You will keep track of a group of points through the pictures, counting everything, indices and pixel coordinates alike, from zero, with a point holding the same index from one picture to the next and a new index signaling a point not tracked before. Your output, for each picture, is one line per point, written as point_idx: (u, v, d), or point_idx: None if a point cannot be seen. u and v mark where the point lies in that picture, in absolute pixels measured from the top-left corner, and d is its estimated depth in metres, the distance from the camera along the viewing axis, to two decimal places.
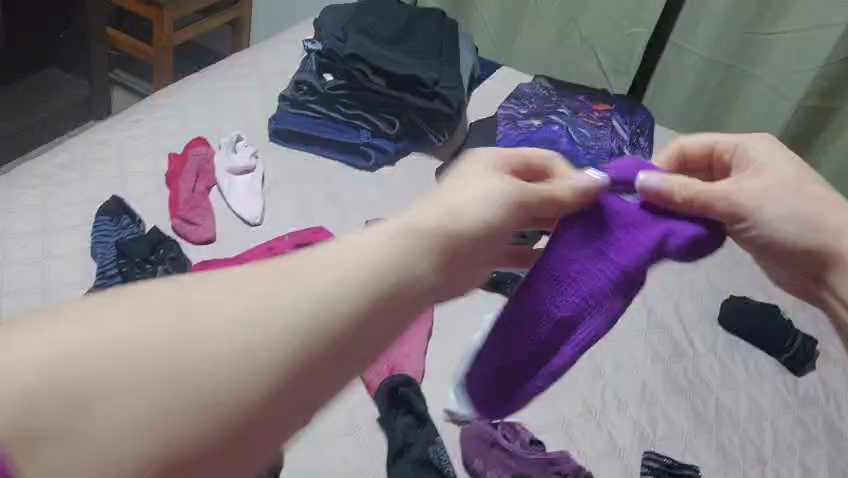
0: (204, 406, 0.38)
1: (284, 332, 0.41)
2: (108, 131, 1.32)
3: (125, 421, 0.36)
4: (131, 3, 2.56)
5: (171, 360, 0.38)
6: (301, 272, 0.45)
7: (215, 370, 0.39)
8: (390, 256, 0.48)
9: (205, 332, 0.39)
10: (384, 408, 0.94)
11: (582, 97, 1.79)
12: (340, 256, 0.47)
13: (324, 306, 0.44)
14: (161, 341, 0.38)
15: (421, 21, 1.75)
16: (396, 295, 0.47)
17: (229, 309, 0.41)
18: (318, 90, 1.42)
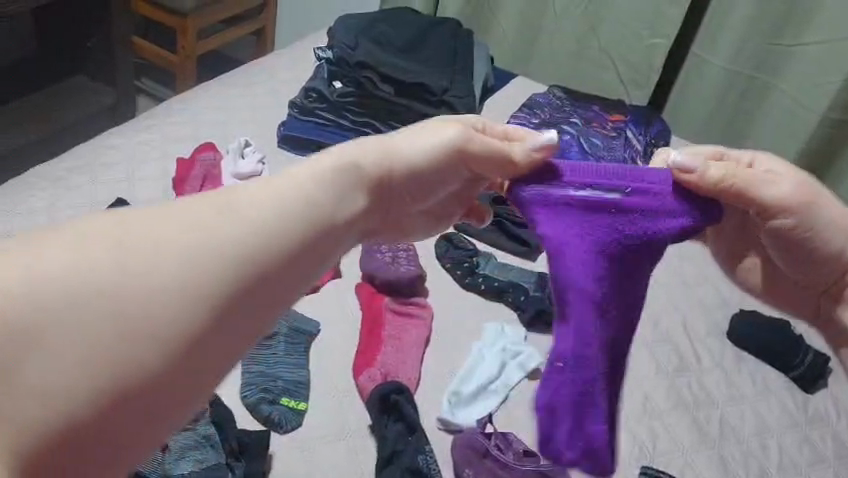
0: (146, 339, 0.39)
1: (219, 269, 0.43)
2: (120, 136, 1.34)
3: (69, 359, 0.37)
4: (156, 12, 2.60)
5: (115, 296, 0.39)
6: (238, 207, 0.47)
7: (157, 305, 0.40)
8: (315, 191, 0.52)
9: (146, 269, 0.41)
10: (375, 412, 0.94)
11: (596, 107, 1.77)
12: (275, 193, 0.50)
13: (253, 240, 0.46)
14: (104, 279, 0.39)
15: (435, 30, 1.75)
16: (324, 223, 0.52)
17: (170, 244, 0.42)
18: (327, 98, 1.42)
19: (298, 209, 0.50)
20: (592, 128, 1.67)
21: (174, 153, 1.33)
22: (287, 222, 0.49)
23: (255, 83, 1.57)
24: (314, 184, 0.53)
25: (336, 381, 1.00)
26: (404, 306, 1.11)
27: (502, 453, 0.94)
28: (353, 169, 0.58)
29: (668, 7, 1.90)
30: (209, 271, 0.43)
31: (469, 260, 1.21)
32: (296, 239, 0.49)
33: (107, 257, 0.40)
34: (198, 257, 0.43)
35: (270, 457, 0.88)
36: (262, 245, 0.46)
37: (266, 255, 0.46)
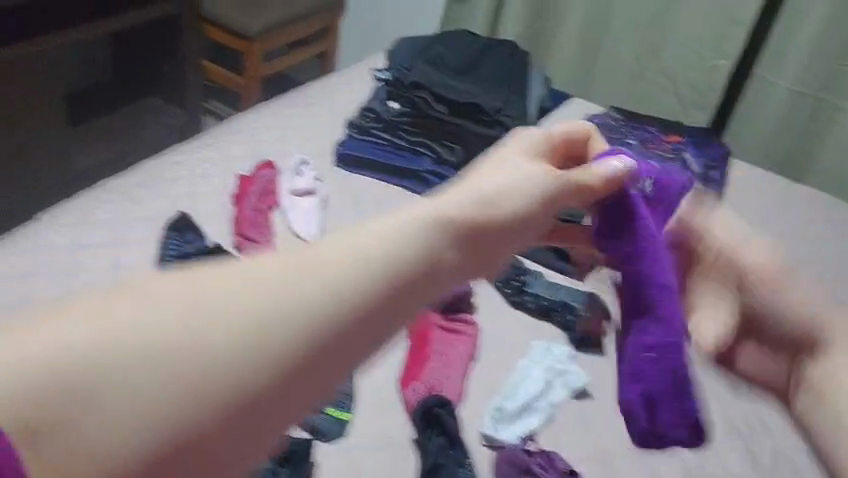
0: (199, 403, 0.32)
1: (281, 333, 0.35)
2: (184, 153, 1.40)
3: (112, 425, 0.31)
4: (223, 35, 2.70)
5: (162, 360, 0.32)
6: (318, 251, 0.39)
7: (213, 362, 0.33)
8: (421, 234, 0.43)
9: (203, 321, 0.34)
10: (419, 424, 0.95)
11: (653, 129, 1.78)
12: (364, 234, 0.41)
13: (327, 291, 0.38)
14: (151, 343, 0.33)
15: (491, 52, 1.78)
16: (427, 272, 0.42)
17: (229, 299, 0.35)
18: (384, 119, 1.47)
19: (402, 252, 0.41)
20: (650, 148, 1.67)
21: (235, 169, 1.38)
22: (380, 263, 0.40)
23: (314, 103, 1.62)
24: (411, 228, 0.43)
25: (380, 392, 1.01)
26: (452, 320, 1.12)
27: (543, 472, 0.93)
28: (458, 200, 0.48)
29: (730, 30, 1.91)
30: (271, 341, 0.35)
31: (518, 277, 1.21)
32: (391, 283, 0.40)
33: (159, 311, 0.34)
34: (272, 316, 0.36)
35: (313, 465, 0.90)
36: (344, 297, 0.38)
37: (336, 305, 0.37)
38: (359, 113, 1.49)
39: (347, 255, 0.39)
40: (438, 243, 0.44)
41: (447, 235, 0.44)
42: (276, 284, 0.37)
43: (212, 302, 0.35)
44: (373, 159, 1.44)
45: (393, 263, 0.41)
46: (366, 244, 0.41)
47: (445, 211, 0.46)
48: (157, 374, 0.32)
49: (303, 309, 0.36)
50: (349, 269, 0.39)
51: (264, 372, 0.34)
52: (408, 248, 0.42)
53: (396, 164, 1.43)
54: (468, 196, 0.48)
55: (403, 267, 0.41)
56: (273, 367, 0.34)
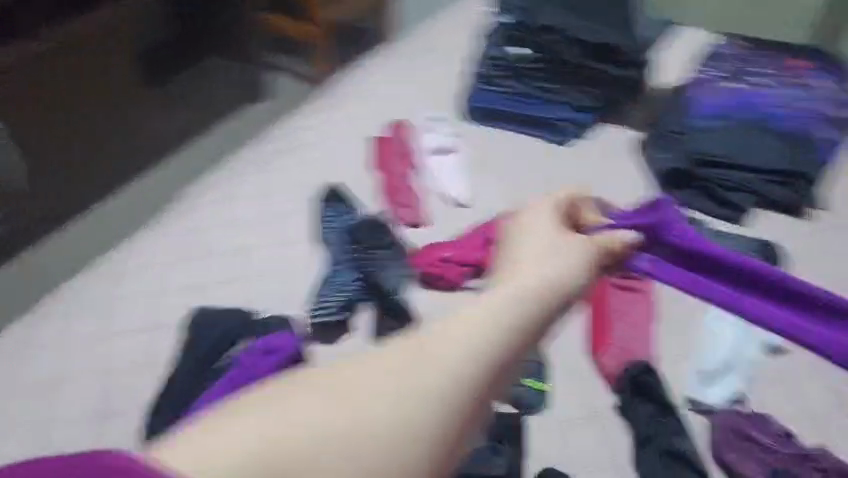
0: (419, 437, 0.44)
1: (448, 365, 0.47)
2: (308, 117, 1.35)
3: (347, 460, 0.41)
4: None
5: (357, 400, 0.44)
6: (479, 305, 0.51)
7: (410, 404, 0.44)
8: (545, 275, 0.53)
9: (402, 376, 0.46)
10: (628, 396, 0.92)
11: (775, 54, 1.63)
12: (508, 288, 0.52)
13: (486, 340, 0.48)
14: (351, 393, 0.44)
15: None
16: (544, 296, 0.53)
17: (417, 355, 0.47)
18: (511, 66, 1.38)
19: (529, 302, 0.52)
20: (783, 76, 1.52)
21: (366, 130, 1.33)
22: (515, 313, 0.51)
23: (424, 54, 1.55)
24: (546, 266, 0.54)
25: (572, 361, 0.99)
26: (625, 279, 1.08)
27: (761, 435, 0.90)
28: (522, 241, 0.57)
29: None
30: (442, 375, 0.46)
31: (681, 222, 1.21)
32: (533, 318, 0.51)
33: (360, 391, 0.45)
34: (454, 360, 0.47)
35: (526, 440, 0.89)
36: (494, 337, 0.49)
37: (487, 346, 0.48)
38: (483, 62, 1.40)
39: (478, 309, 0.50)
40: (576, 260, 0.56)
41: (545, 262, 0.54)
42: (458, 346, 0.48)
43: (373, 373, 0.46)
44: (504, 111, 1.38)
45: (526, 307, 0.51)
46: (508, 295, 0.51)
47: (558, 253, 0.56)
48: (364, 418, 0.43)
49: (473, 354, 0.48)
50: (505, 308, 0.51)
51: (450, 403, 0.46)
52: (524, 306, 0.51)
53: (528, 114, 1.37)
54: (528, 237, 0.58)
55: (552, 291, 0.53)
56: (443, 404, 0.45)
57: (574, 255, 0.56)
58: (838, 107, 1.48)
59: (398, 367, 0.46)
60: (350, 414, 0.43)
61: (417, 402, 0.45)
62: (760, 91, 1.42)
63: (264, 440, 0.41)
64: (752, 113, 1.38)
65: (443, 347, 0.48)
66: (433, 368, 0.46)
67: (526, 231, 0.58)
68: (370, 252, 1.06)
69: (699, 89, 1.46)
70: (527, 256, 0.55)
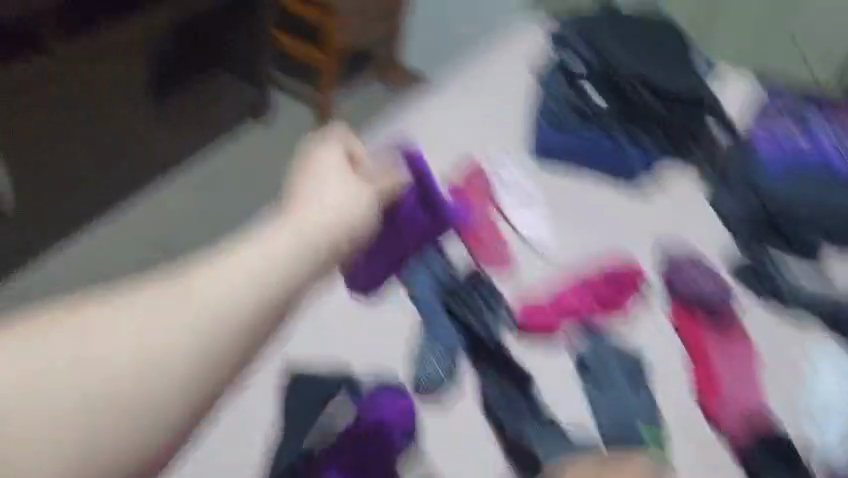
0: (133, 424, 0.54)
1: (179, 347, 0.56)
2: (374, 144, 1.31)
3: (118, 432, 0.53)
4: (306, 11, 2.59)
5: (149, 372, 0.54)
6: (220, 280, 0.59)
7: (167, 377, 0.55)
8: (289, 252, 0.63)
9: (157, 339, 0.56)
10: (766, 462, 0.99)
11: (826, 103, 1.61)
12: (268, 266, 0.61)
13: (252, 294, 0.60)
14: (92, 357, 0.53)
15: (656, 29, 1.67)
16: (297, 278, 0.63)
17: (173, 323, 0.57)
18: (592, 111, 1.45)
19: (278, 273, 0.62)
20: (842, 131, 1.51)
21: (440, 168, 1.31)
22: (256, 299, 0.60)
23: (478, 86, 1.53)
24: (274, 248, 0.63)
25: (683, 410, 1.05)
26: (723, 330, 1.13)
27: None
28: (306, 226, 0.66)
29: None
30: (218, 336, 0.58)
31: (774, 286, 1.21)
32: (287, 290, 0.62)
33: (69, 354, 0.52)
34: (219, 310, 0.58)
35: None
36: (253, 299, 0.59)
37: (272, 297, 0.60)
38: (561, 103, 1.46)
39: (237, 284, 0.59)
40: (311, 250, 0.65)
41: (331, 245, 0.67)
42: (209, 324, 0.57)
43: (151, 326, 0.56)
44: (582, 154, 1.40)
45: (281, 276, 0.61)
46: (257, 259, 0.61)
47: (304, 242, 0.65)
48: (126, 395, 0.53)
49: (202, 319, 0.57)
50: (243, 281, 0.60)
51: (199, 378, 0.57)
52: (304, 256, 0.64)
53: (606, 157, 1.39)
54: (311, 220, 0.67)
55: (289, 291, 0.62)
56: (200, 377, 0.57)
57: (303, 251, 0.64)
58: None
59: (173, 311, 0.57)
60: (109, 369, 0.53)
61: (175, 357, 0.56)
62: (826, 148, 1.43)
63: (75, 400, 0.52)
64: (822, 171, 1.38)
65: (210, 310, 0.58)
66: (181, 322, 0.57)
67: (269, 239, 0.64)
68: (473, 308, 1.08)
69: (765, 142, 1.44)
70: (248, 262, 0.61)
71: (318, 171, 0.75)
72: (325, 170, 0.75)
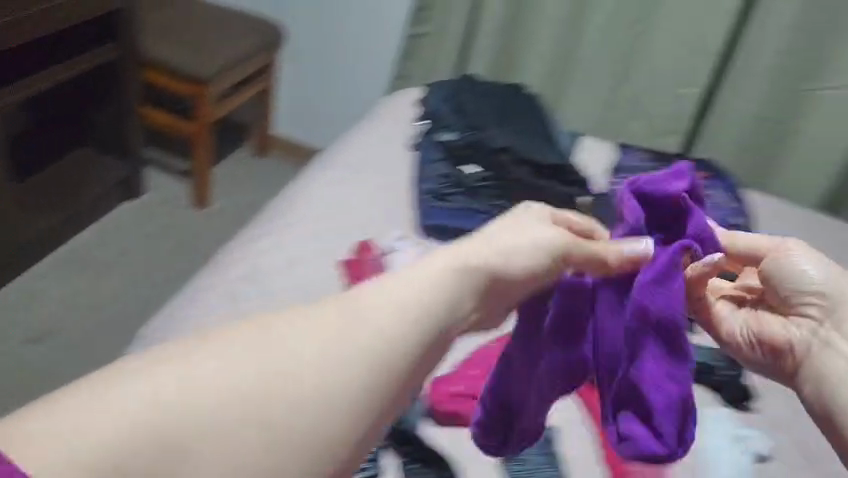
0: (312, 419, 0.58)
1: (372, 360, 0.63)
2: (266, 237, 1.33)
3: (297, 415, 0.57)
4: (171, 81, 2.50)
5: (321, 388, 0.59)
6: (379, 302, 0.67)
7: (348, 381, 0.61)
8: (428, 302, 0.70)
9: (338, 350, 0.62)
10: None
11: (679, 164, 1.80)
12: (424, 293, 0.70)
13: (388, 340, 0.65)
14: (275, 371, 0.58)
15: (518, 100, 1.83)
16: (425, 327, 0.68)
17: (356, 341, 0.63)
18: (463, 183, 1.44)
19: (409, 326, 0.67)
20: None
21: (330, 249, 1.32)
22: (419, 325, 0.68)
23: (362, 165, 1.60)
24: (412, 292, 0.70)
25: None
26: None
27: None
28: (442, 276, 0.73)
29: (700, 58, 2.32)
30: (354, 375, 0.61)
31: None
32: (418, 346, 0.67)
33: (250, 364, 0.58)
34: (376, 335, 0.64)
35: None
36: (411, 330, 0.67)
37: (416, 333, 0.67)
38: (432, 178, 1.46)
39: (376, 326, 0.65)
40: (446, 299, 0.71)
41: (461, 302, 0.73)
42: (381, 339, 0.64)
43: (300, 340, 0.61)
44: (461, 227, 1.40)
45: (413, 317, 0.68)
46: (408, 298, 0.69)
47: (452, 269, 0.74)
48: (320, 396, 0.59)
49: (337, 353, 0.62)
50: (385, 324, 0.66)
51: (380, 375, 0.63)
52: (442, 296, 0.71)
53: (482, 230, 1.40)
54: (449, 272, 0.74)
55: (439, 321, 0.70)
56: (376, 378, 0.63)
57: (438, 304, 0.70)
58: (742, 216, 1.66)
59: (321, 340, 0.62)
60: (257, 383, 0.57)
61: (323, 380, 0.60)
62: None
63: (245, 399, 0.56)
64: None
65: (375, 319, 0.66)
66: (353, 342, 0.63)
67: (424, 270, 0.73)
68: None
69: (624, 203, 1.62)
70: (392, 291, 0.69)
71: (495, 227, 0.82)
72: (520, 225, 0.82)
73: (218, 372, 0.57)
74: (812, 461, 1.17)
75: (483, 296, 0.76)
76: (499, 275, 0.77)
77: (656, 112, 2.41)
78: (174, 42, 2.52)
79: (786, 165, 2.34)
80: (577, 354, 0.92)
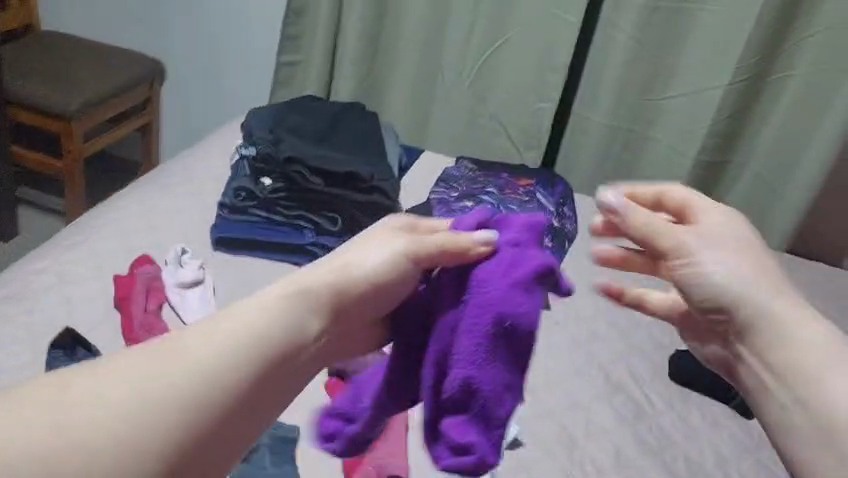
0: (144, 450, 0.57)
1: (204, 380, 0.62)
2: (44, 258, 1.28)
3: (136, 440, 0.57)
4: (37, 118, 2.48)
5: (151, 407, 0.59)
6: (215, 329, 0.67)
7: (181, 399, 0.60)
8: (266, 325, 0.69)
9: (167, 379, 0.61)
10: None
11: (505, 174, 1.87)
12: (252, 316, 0.69)
13: (226, 360, 0.65)
14: (108, 403, 0.58)
15: (347, 113, 1.85)
16: (267, 346, 0.68)
17: (186, 365, 0.63)
18: (258, 195, 1.46)
19: (247, 347, 0.66)
20: (507, 194, 1.76)
21: (109, 268, 1.29)
22: (246, 347, 0.67)
23: (174, 186, 1.58)
24: (253, 316, 0.69)
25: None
26: None
27: None
28: (286, 301, 0.73)
29: (550, 74, 2.35)
30: (186, 397, 0.61)
31: None
32: (259, 362, 0.66)
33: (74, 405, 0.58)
34: (205, 357, 0.64)
35: None
36: (245, 349, 0.67)
37: (252, 352, 0.67)
38: (230, 192, 1.47)
39: (210, 352, 0.65)
40: (288, 320, 0.71)
41: (304, 324, 0.73)
42: (210, 357, 0.64)
43: (119, 376, 0.61)
44: (254, 238, 1.41)
45: (247, 346, 0.67)
46: (234, 325, 0.68)
47: (280, 292, 0.74)
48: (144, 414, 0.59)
49: (163, 381, 0.61)
50: (217, 347, 0.65)
51: (213, 391, 0.62)
52: (275, 317, 0.71)
53: (275, 240, 1.41)
54: (295, 296, 0.73)
55: (284, 343, 0.70)
56: (214, 397, 0.62)
57: (274, 326, 0.70)
58: (557, 219, 1.74)
59: (143, 371, 0.61)
60: (83, 418, 0.57)
61: (150, 402, 0.59)
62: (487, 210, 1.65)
63: (81, 428, 0.56)
64: None
65: (194, 350, 0.65)
66: (179, 362, 0.63)
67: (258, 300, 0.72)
68: None
69: (440, 209, 1.66)
70: (229, 319, 0.68)
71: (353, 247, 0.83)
72: (378, 244, 0.82)
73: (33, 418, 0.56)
74: (587, 440, 1.15)
75: (331, 318, 0.76)
76: (355, 291, 0.79)
77: (517, 129, 2.46)
78: (42, 79, 2.49)
79: (646, 170, 2.41)
80: (457, 377, 0.82)
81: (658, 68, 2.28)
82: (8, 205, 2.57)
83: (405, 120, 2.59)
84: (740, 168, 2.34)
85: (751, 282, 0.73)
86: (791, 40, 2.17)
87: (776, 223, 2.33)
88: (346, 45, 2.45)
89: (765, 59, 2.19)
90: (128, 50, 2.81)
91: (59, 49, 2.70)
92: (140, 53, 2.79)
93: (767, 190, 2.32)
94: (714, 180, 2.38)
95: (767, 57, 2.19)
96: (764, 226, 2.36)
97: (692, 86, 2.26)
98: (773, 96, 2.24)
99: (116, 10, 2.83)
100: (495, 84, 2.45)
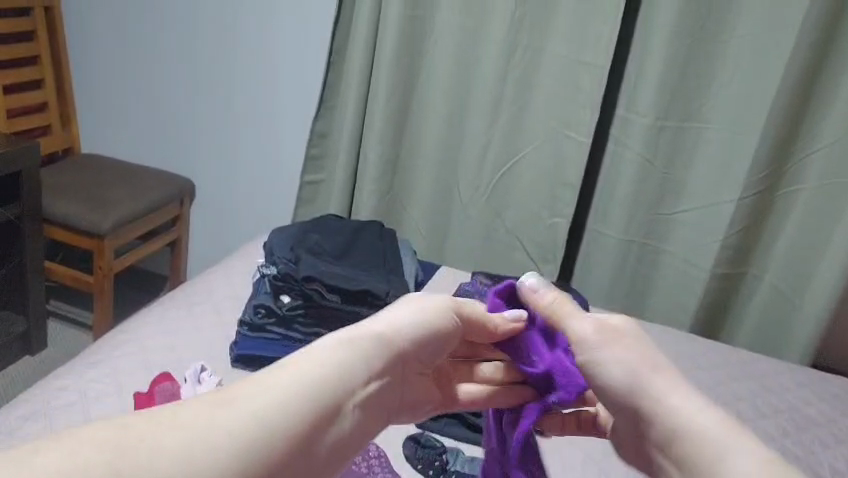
0: None
1: (269, 419, 0.59)
2: (69, 375, 1.34)
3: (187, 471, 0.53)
4: (74, 237, 2.60)
5: (199, 450, 0.55)
6: (288, 372, 0.64)
7: (242, 444, 0.56)
8: (332, 373, 0.66)
9: (237, 416, 0.58)
10: None
11: None
12: (322, 360, 0.67)
13: (226, 448, 0.55)
14: (165, 438, 0.55)
15: (364, 230, 1.93)
16: (259, 442, 0.57)
17: (258, 402, 0.60)
18: (277, 312, 1.49)
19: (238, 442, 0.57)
20: None
21: (131, 385, 1.33)
22: (308, 396, 0.63)
23: (196, 306, 1.63)
24: (330, 360, 0.67)
25: None
26: None
27: None
28: (342, 360, 0.68)
29: (562, 190, 2.41)
30: (230, 448, 0.56)
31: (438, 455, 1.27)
32: (272, 456, 0.58)
33: (131, 437, 0.54)
34: (279, 399, 0.61)
35: None
36: (311, 395, 0.63)
37: (320, 397, 0.63)
38: (249, 309, 1.51)
39: (258, 403, 0.60)
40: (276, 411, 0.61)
41: (357, 370, 0.69)
42: (278, 399, 0.61)
43: (168, 419, 0.56)
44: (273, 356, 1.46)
45: (316, 390, 0.64)
46: (303, 369, 0.65)
47: (350, 343, 0.71)
48: (195, 458, 0.54)
49: (239, 414, 0.59)
50: (247, 415, 0.59)
51: (280, 428, 0.59)
52: (343, 364, 0.67)
53: None
54: (308, 380, 0.64)
55: (345, 387, 0.66)
56: (281, 432, 0.59)
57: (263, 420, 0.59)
58: None
59: (210, 415, 0.58)
60: (147, 452, 0.53)
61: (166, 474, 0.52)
62: None
63: (135, 457, 0.52)
64: None
65: (269, 390, 0.62)
66: (248, 407, 0.59)
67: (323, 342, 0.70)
68: None
69: None
70: (305, 359, 0.66)
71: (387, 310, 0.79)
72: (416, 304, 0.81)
73: (80, 447, 0.51)
74: None
75: (321, 415, 0.63)
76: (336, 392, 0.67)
77: (532, 243, 2.50)
78: (78, 199, 2.63)
79: (661, 282, 2.42)
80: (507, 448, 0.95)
81: (668, 184, 2.32)
82: (38, 320, 2.66)
83: (423, 235, 2.66)
84: (756, 281, 2.35)
85: (640, 367, 0.76)
86: (798, 156, 2.20)
87: (796, 337, 2.29)
88: (365, 166, 2.55)
89: (773, 174, 2.22)
90: (160, 171, 2.95)
91: (98, 171, 2.85)
92: (172, 174, 2.93)
93: (786, 302, 2.29)
94: (730, 292, 2.38)
95: (775, 172, 2.22)
96: (785, 339, 2.33)
97: (702, 201, 2.29)
98: (784, 209, 2.25)
99: (150, 135, 3.00)
100: (509, 200, 2.52)
